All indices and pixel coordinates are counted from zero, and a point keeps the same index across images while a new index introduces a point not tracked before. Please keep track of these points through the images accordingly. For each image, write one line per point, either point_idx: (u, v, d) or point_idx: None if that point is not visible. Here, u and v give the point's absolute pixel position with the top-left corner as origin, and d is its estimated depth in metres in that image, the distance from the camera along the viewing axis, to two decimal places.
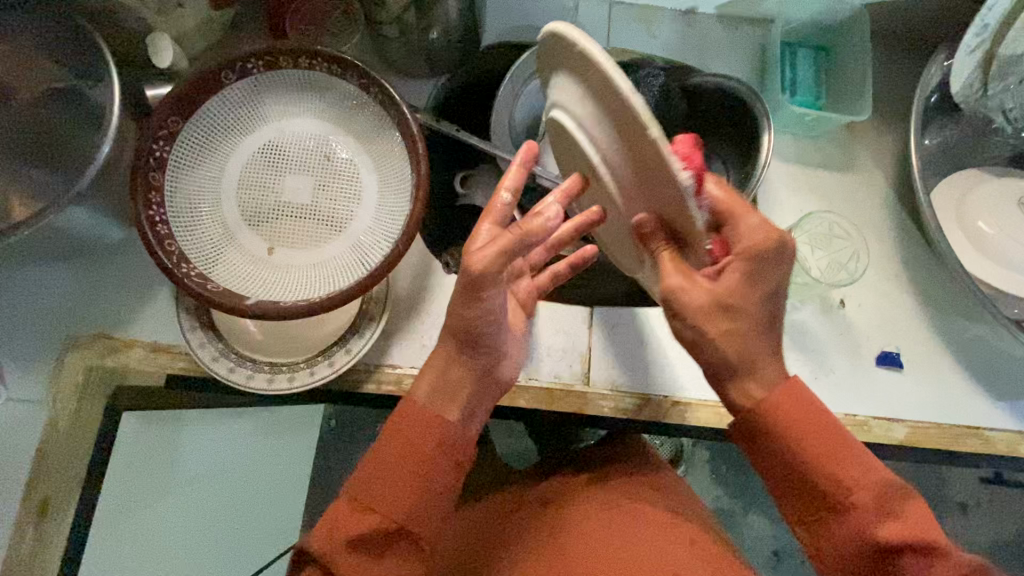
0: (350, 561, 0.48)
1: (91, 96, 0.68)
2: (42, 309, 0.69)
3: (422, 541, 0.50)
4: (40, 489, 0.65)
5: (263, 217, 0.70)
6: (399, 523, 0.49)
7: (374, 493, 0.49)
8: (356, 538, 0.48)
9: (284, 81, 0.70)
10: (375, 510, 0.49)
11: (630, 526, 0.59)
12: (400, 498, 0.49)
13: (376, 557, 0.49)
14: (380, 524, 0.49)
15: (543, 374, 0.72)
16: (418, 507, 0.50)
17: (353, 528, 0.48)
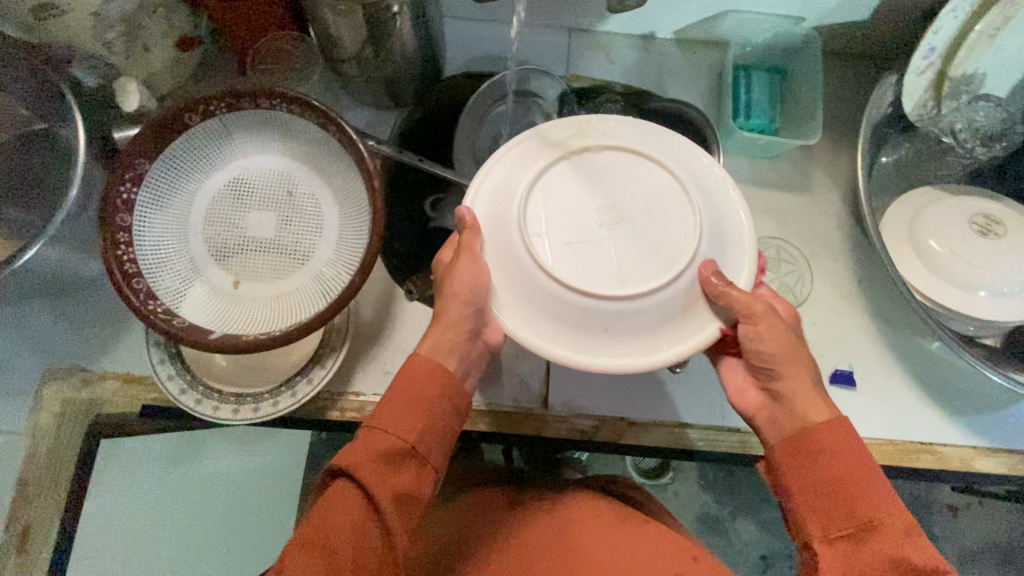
0: (368, 472, 0.47)
1: (63, 139, 0.71)
2: (20, 342, 0.72)
3: (429, 470, 0.50)
4: (22, 516, 0.70)
5: (229, 252, 0.73)
6: (413, 444, 0.49)
7: (390, 414, 0.50)
8: (381, 456, 0.48)
9: (248, 121, 0.73)
10: (390, 430, 0.49)
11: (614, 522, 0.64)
12: (419, 423, 0.50)
13: (393, 475, 0.48)
14: (394, 441, 0.49)
15: (503, 399, 0.74)
16: (431, 432, 0.51)
17: (378, 442, 0.49)
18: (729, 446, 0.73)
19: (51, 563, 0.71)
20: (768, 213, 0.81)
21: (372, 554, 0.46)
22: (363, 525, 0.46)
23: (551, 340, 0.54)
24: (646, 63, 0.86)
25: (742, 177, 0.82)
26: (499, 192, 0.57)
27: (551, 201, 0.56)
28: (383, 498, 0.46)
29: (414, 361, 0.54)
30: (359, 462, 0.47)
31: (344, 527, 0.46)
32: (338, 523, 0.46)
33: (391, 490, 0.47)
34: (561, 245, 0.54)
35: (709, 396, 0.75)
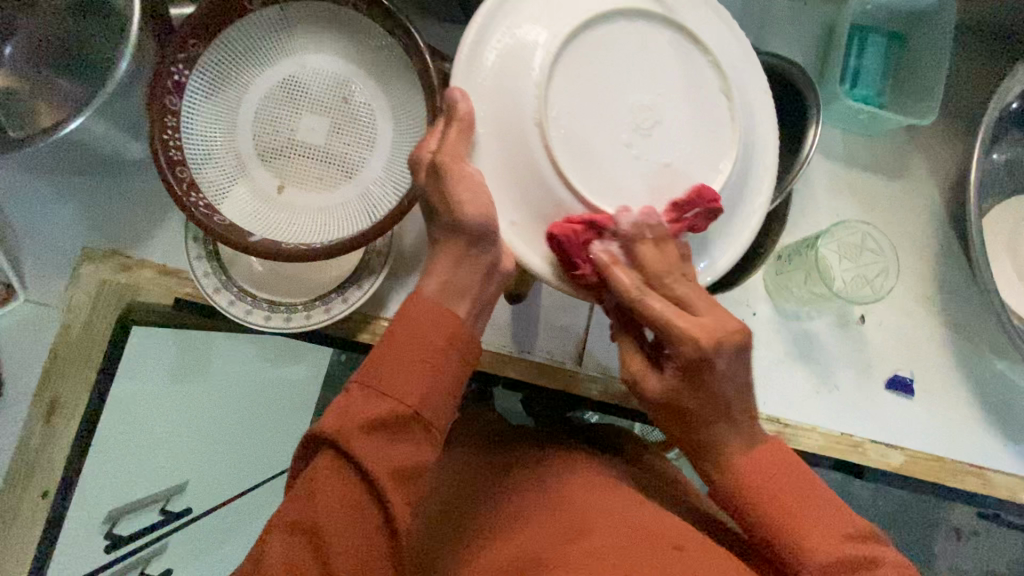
0: (361, 442, 0.43)
1: (114, 8, 0.67)
2: (58, 217, 0.71)
3: (431, 434, 0.46)
4: (50, 390, 0.71)
5: (277, 153, 0.69)
6: (415, 406, 0.45)
7: (388, 370, 0.45)
8: (376, 419, 0.44)
9: (311, 14, 0.68)
10: (389, 392, 0.45)
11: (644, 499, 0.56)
12: (420, 381, 0.46)
13: (389, 443, 0.44)
14: (393, 407, 0.44)
15: (535, 350, 0.70)
16: (433, 391, 0.46)
17: (370, 408, 0.44)
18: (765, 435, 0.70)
19: (71, 443, 0.71)
20: (852, 197, 0.74)
21: (365, 532, 0.42)
22: (356, 502, 0.43)
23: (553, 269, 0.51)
24: (749, 10, 0.77)
25: (832, 153, 0.74)
26: (520, 49, 0.50)
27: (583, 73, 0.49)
28: (380, 475, 0.42)
29: (418, 305, 0.48)
30: (350, 429, 0.43)
31: (333, 501, 0.42)
32: (326, 498, 0.42)
33: (389, 463, 0.43)
34: (586, 139, 0.49)
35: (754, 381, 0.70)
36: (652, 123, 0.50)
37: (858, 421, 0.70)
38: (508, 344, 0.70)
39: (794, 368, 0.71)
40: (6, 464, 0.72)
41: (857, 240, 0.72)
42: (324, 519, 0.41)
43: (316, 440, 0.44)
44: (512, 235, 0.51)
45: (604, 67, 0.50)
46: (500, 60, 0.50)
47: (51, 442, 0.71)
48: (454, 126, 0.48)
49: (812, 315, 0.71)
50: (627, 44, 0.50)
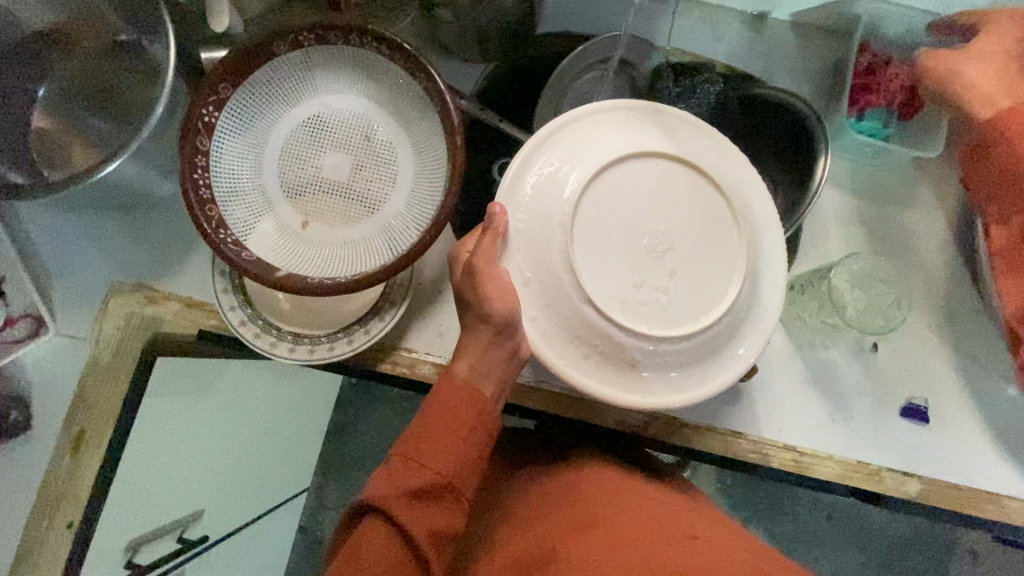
0: (404, 509, 0.47)
1: (147, 52, 0.71)
2: (89, 250, 0.73)
3: (461, 501, 0.50)
4: (77, 421, 0.72)
5: (302, 190, 0.71)
6: (448, 479, 0.49)
7: (426, 446, 0.49)
8: (416, 490, 0.48)
9: (336, 58, 0.71)
10: (426, 465, 0.49)
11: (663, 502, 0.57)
12: (455, 453, 0.50)
13: (427, 510, 0.48)
14: (431, 479, 0.48)
15: (553, 381, 0.70)
16: (464, 459, 0.50)
17: (411, 480, 0.48)
18: (781, 462, 0.70)
19: (97, 475, 0.72)
20: (861, 225, 0.76)
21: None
22: (404, 564, 0.47)
23: (575, 366, 0.55)
24: (755, 48, 0.80)
25: (841, 183, 0.76)
26: (553, 187, 0.55)
27: (609, 212, 0.54)
28: (420, 538, 0.46)
29: (445, 387, 0.52)
30: (394, 500, 0.47)
31: (379, 567, 0.46)
32: (374, 563, 0.46)
33: (429, 527, 0.47)
34: (603, 267, 0.53)
35: (769, 408, 0.71)
36: (667, 247, 0.54)
37: (873, 449, 0.70)
38: (527, 377, 0.70)
39: (808, 397, 0.72)
40: (33, 496, 0.73)
41: (868, 271, 0.72)
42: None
43: (363, 507, 0.48)
44: (531, 330, 0.55)
45: (626, 208, 0.54)
46: (533, 190, 0.55)
47: (77, 474, 0.73)
48: (488, 234, 0.54)
49: (825, 342, 0.72)
50: (643, 186, 0.55)
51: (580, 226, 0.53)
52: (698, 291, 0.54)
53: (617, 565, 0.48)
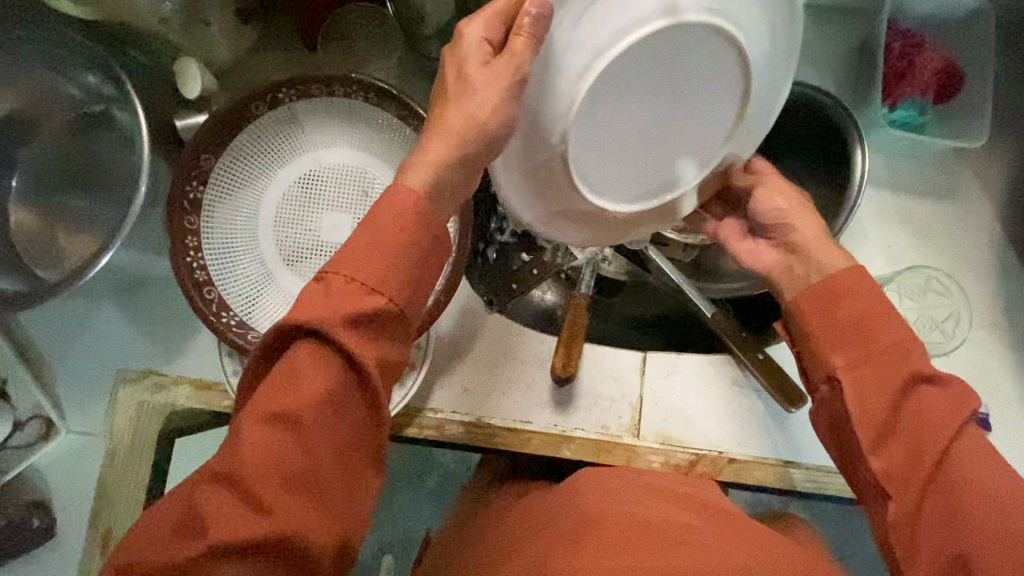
0: (346, 339, 0.43)
1: (117, 118, 0.65)
2: (89, 342, 0.69)
3: (407, 335, 0.47)
4: (103, 524, 0.68)
5: (302, 255, 0.66)
6: (399, 307, 0.45)
7: (366, 268, 0.44)
8: (359, 315, 0.43)
9: (321, 110, 0.66)
10: (371, 290, 0.44)
11: (647, 501, 0.56)
12: (401, 285, 0.45)
13: (374, 334, 0.44)
14: (375, 306, 0.44)
15: (587, 423, 0.68)
16: (417, 295, 0.46)
17: (352, 304, 0.43)
18: (839, 490, 0.66)
19: None
20: (902, 224, 0.70)
21: (345, 411, 0.44)
22: (340, 383, 0.43)
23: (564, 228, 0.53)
24: None
25: (877, 180, 0.71)
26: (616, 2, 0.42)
27: (621, 85, 0.46)
28: (367, 361, 0.43)
29: (386, 202, 0.45)
30: (333, 323, 0.42)
31: (310, 401, 0.42)
32: (310, 382, 0.43)
33: (375, 354, 0.44)
34: (602, 148, 0.48)
35: (820, 431, 0.67)
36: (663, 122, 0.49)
37: None
38: (558, 420, 0.68)
39: None
40: None
41: (921, 283, 0.68)
42: (299, 409, 0.42)
43: (294, 336, 0.43)
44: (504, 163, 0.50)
45: (646, 83, 0.46)
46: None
47: None
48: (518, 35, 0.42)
49: None
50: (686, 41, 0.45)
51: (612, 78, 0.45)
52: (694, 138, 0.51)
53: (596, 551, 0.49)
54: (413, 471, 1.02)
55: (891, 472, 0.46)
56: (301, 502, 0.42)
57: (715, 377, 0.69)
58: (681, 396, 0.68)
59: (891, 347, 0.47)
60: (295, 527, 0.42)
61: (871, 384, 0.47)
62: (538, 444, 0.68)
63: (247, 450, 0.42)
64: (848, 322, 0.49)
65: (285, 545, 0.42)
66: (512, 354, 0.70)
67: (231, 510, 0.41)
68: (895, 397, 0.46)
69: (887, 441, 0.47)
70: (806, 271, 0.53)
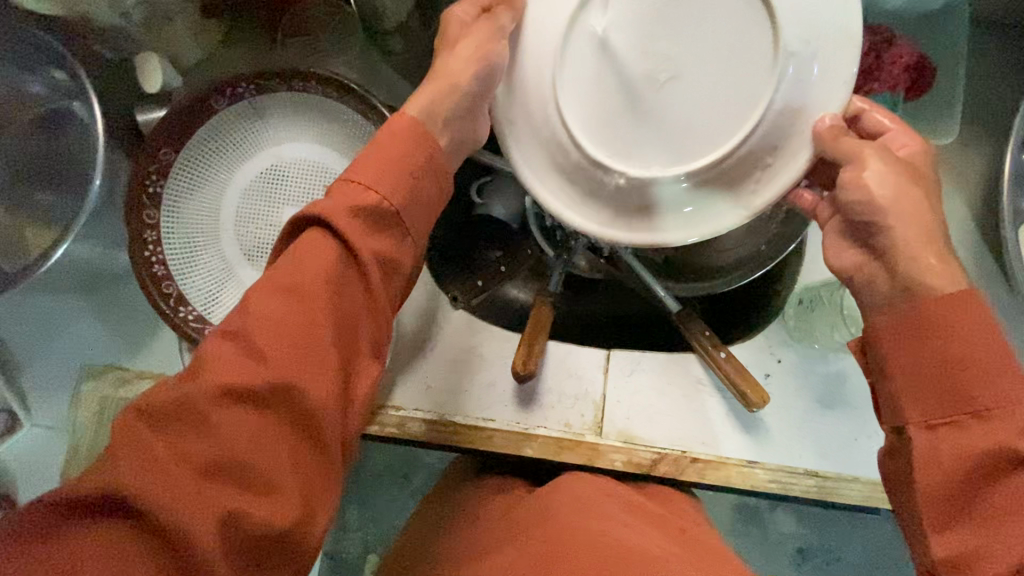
0: (349, 224, 0.43)
1: (77, 114, 0.65)
2: (53, 337, 0.70)
3: (410, 238, 0.46)
4: None
5: (263, 250, 0.66)
6: (399, 207, 0.45)
7: (373, 165, 0.45)
8: (364, 207, 0.44)
9: (283, 105, 0.66)
10: (373, 188, 0.44)
11: (614, 520, 0.55)
12: (405, 184, 0.46)
13: (378, 230, 0.45)
14: (377, 203, 0.44)
15: (549, 422, 0.68)
16: (419, 201, 0.46)
17: (359, 198, 0.44)
18: (804, 491, 0.65)
19: None
20: None
21: (349, 301, 0.43)
22: (340, 268, 0.42)
23: (546, 183, 0.49)
24: None
25: None
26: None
27: (604, 42, 0.46)
28: (366, 252, 0.43)
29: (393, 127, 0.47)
30: (340, 210, 0.43)
31: (319, 272, 0.41)
32: (313, 259, 0.42)
33: (373, 249, 0.44)
34: (593, 102, 0.47)
35: (785, 431, 0.66)
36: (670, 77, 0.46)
37: None
38: (520, 418, 0.68)
39: (828, 417, 0.66)
40: None
41: None
42: (305, 284, 0.41)
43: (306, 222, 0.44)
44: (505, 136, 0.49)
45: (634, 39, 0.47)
46: None
47: None
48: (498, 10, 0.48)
49: (839, 354, 0.67)
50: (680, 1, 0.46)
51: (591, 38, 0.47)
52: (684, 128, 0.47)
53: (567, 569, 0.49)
54: (394, 470, 1.02)
55: (965, 555, 0.39)
56: (299, 359, 0.39)
57: (679, 376, 0.68)
58: (644, 394, 0.68)
59: (989, 411, 0.39)
60: (299, 389, 0.39)
61: (944, 452, 0.40)
62: (500, 442, 0.67)
63: (254, 311, 0.40)
64: (936, 371, 0.41)
65: (290, 404, 0.39)
66: (474, 351, 0.70)
67: (229, 364, 0.38)
68: (979, 471, 0.38)
69: (964, 519, 0.39)
70: (891, 287, 0.44)
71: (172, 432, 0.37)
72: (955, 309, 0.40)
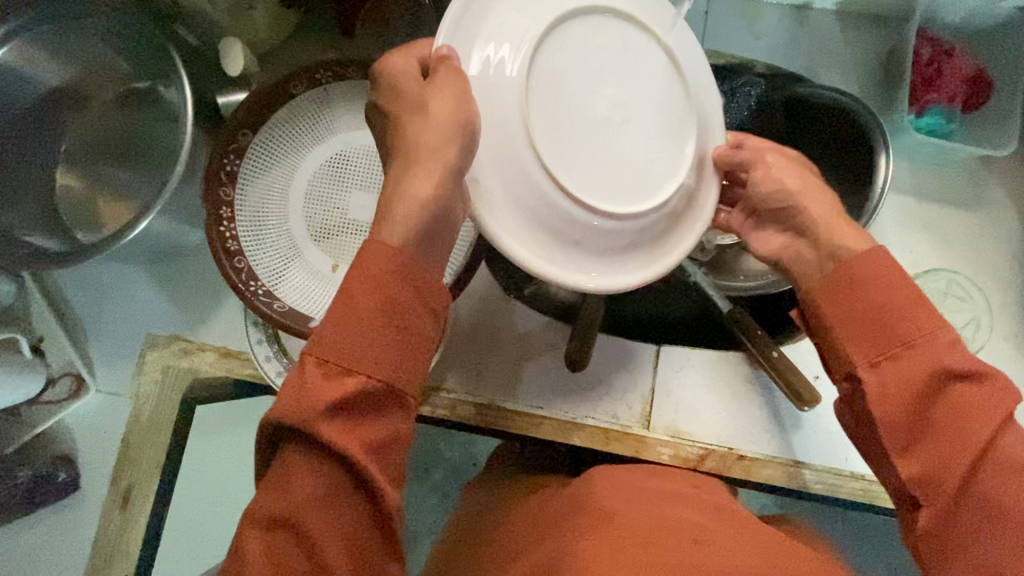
0: (334, 432, 0.39)
1: (164, 96, 0.69)
2: (121, 306, 0.72)
3: (409, 404, 0.43)
4: (124, 480, 0.71)
5: (329, 232, 0.68)
6: (389, 378, 0.41)
7: (349, 345, 0.40)
8: (342, 402, 0.39)
9: (356, 94, 0.69)
10: (356, 370, 0.40)
11: (667, 505, 0.55)
12: (388, 354, 0.41)
13: (367, 415, 0.40)
14: (364, 382, 0.40)
15: (598, 412, 0.69)
16: (413, 367, 0.42)
17: (332, 390, 0.39)
18: (849, 492, 0.66)
19: (145, 530, 0.71)
20: (925, 230, 0.69)
21: (349, 512, 0.40)
22: (339, 482, 0.40)
23: (510, 231, 0.47)
24: (797, 43, 0.73)
25: (900, 186, 0.70)
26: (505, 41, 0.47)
27: (552, 96, 0.47)
28: (358, 455, 0.39)
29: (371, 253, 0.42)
30: (316, 418, 0.39)
31: (308, 490, 0.39)
32: (302, 487, 0.39)
33: (365, 439, 0.40)
34: (568, 156, 0.47)
35: (831, 433, 0.67)
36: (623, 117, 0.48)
37: None
38: (570, 407, 0.69)
39: None
40: (83, 557, 0.72)
41: (940, 287, 0.67)
42: (297, 518, 0.39)
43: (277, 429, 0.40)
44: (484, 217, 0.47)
45: (582, 86, 0.47)
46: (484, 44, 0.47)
47: (126, 531, 0.71)
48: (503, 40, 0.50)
49: None
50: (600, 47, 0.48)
51: (541, 87, 0.47)
52: (650, 169, 0.49)
53: (613, 546, 0.49)
54: (427, 460, 1.03)
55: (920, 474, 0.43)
56: None
57: (728, 375, 0.69)
58: (694, 390, 0.69)
59: (914, 340, 0.44)
60: None
61: (895, 382, 0.43)
62: (547, 429, 0.69)
63: (252, 568, 0.38)
64: (865, 316, 0.45)
65: None
66: (526, 340, 0.71)
67: None
68: (920, 397, 0.43)
69: (918, 442, 0.43)
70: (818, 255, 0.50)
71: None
72: (870, 262, 0.46)
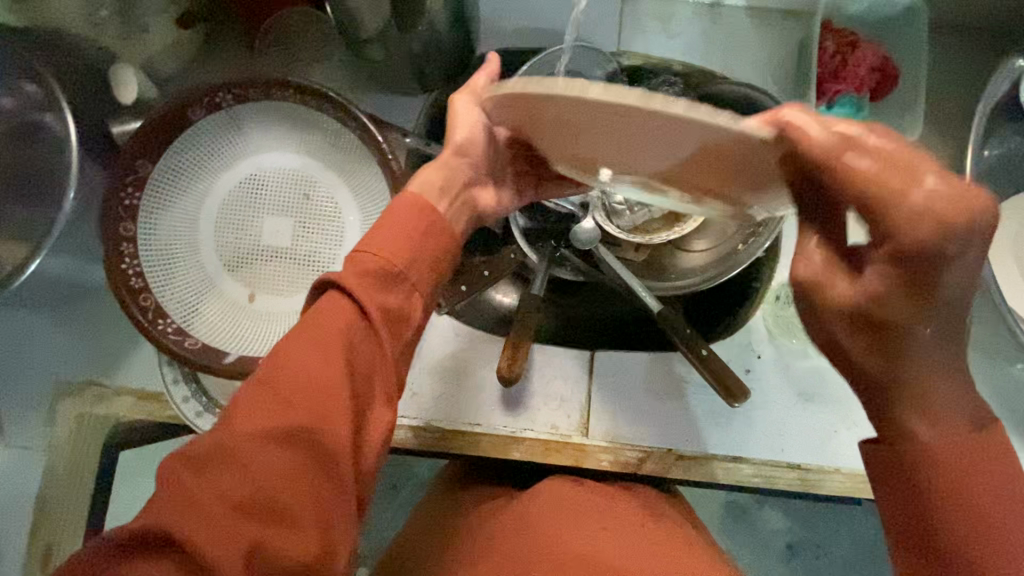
0: (360, 285, 0.43)
1: (45, 125, 0.63)
2: (27, 353, 0.68)
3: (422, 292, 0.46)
4: (44, 537, 0.67)
5: (243, 260, 0.66)
6: (404, 264, 0.44)
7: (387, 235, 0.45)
8: (372, 271, 0.44)
9: (264, 114, 0.66)
10: (379, 251, 0.44)
11: (599, 530, 0.54)
12: (412, 246, 0.45)
13: (385, 293, 0.44)
14: (380, 265, 0.44)
15: (536, 423, 0.68)
16: (425, 261, 0.46)
17: (365, 257, 0.44)
18: (787, 483, 0.66)
19: None
20: None
21: (365, 349, 0.42)
22: (358, 324, 0.42)
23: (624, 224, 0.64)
24: (711, 40, 0.73)
25: None
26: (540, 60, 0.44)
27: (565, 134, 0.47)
28: (374, 312, 0.43)
29: (396, 205, 0.47)
30: (352, 274, 0.43)
31: (336, 332, 0.42)
32: (330, 317, 0.42)
33: (382, 305, 0.43)
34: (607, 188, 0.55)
35: (765, 426, 0.67)
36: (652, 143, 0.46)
37: None
38: (507, 421, 0.68)
39: (807, 411, 0.68)
40: None
41: None
42: (324, 332, 0.41)
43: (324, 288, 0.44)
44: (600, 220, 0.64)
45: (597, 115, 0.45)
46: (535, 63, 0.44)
47: None
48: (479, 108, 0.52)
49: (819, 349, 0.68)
50: None
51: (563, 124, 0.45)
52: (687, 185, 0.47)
53: None
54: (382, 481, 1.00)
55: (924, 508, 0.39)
56: (322, 398, 0.40)
57: (663, 377, 0.69)
58: (630, 393, 0.68)
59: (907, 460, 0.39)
60: (322, 432, 0.40)
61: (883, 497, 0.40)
62: (488, 446, 0.67)
63: (281, 361, 0.41)
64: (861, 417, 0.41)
65: (307, 444, 0.39)
66: (459, 356, 0.70)
67: (255, 415, 0.39)
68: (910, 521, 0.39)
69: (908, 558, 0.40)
70: None
71: (205, 472, 0.38)
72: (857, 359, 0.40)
